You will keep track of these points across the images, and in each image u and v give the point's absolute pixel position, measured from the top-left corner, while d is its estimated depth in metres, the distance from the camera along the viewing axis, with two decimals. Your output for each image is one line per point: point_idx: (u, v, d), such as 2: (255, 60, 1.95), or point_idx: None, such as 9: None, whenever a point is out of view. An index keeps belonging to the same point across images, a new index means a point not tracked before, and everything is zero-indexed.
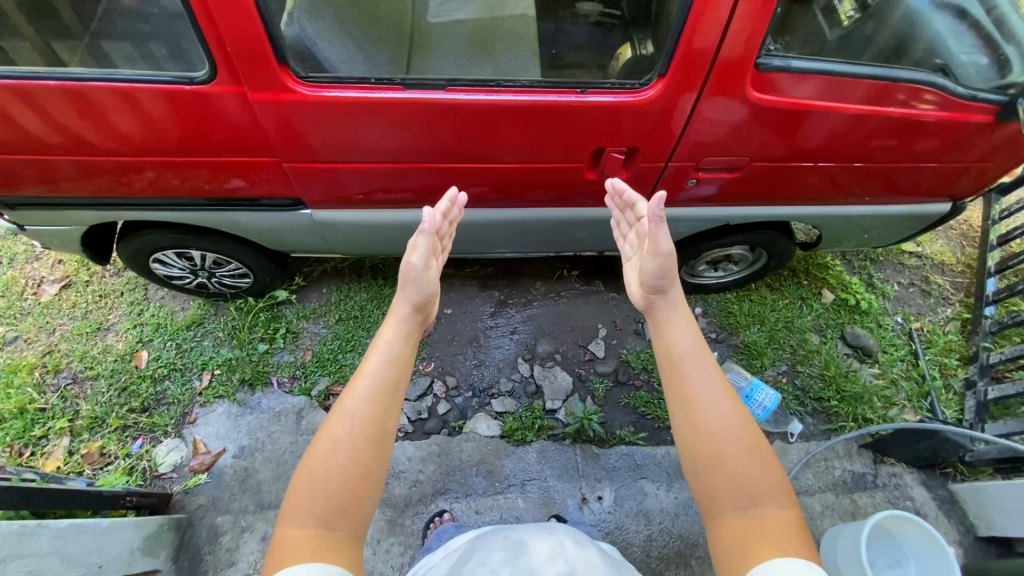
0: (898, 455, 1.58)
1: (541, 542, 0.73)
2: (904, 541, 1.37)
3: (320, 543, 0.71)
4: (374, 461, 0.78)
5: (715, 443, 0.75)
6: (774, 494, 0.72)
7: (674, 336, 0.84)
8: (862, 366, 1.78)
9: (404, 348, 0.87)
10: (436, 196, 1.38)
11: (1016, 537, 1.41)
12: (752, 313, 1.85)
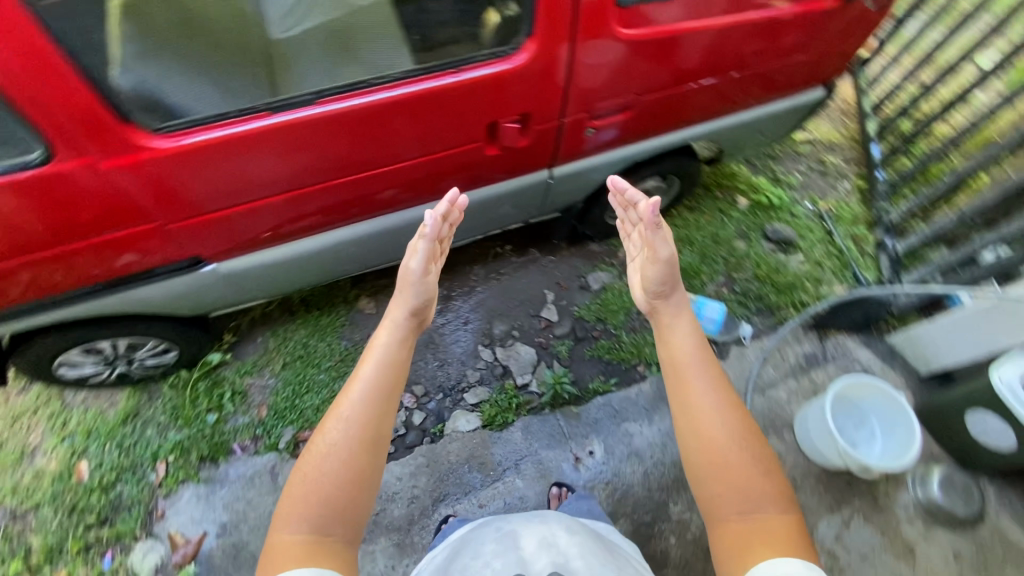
0: (838, 327, 1.73)
1: (532, 534, 0.75)
2: (864, 403, 1.50)
3: (313, 549, 0.72)
4: (367, 468, 0.79)
5: (720, 452, 0.76)
6: (773, 499, 0.74)
7: (678, 342, 0.85)
8: (788, 257, 1.90)
9: (400, 350, 0.88)
10: (344, 212, 1.32)
11: (951, 367, 1.56)
12: (681, 237, 1.92)
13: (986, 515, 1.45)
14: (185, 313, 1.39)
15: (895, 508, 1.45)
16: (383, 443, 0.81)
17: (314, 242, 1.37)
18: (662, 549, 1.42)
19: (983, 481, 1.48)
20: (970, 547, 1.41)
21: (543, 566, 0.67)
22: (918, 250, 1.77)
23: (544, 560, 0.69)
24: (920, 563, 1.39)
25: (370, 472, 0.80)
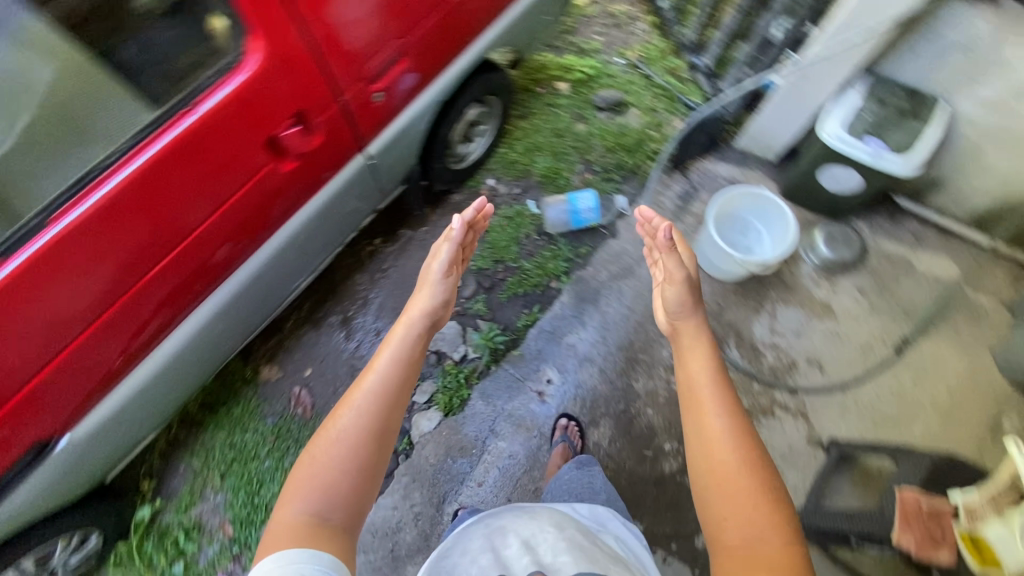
0: (691, 157, 1.84)
1: (520, 535, 0.86)
2: (744, 211, 1.63)
3: (314, 534, 0.75)
4: (369, 459, 0.83)
5: (726, 476, 0.76)
6: (776, 530, 0.71)
7: (696, 369, 0.90)
8: (625, 117, 1.95)
9: (413, 352, 0.98)
10: (185, 295, 1.17)
11: (788, 144, 1.72)
12: (527, 148, 1.92)
13: (869, 246, 1.65)
14: (82, 487, 1.25)
15: (804, 280, 1.62)
16: (389, 438, 0.87)
17: (188, 326, 1.22)
18: (647, 424, 1.51)
19: (854, 221, 1.68)
20: (867, 278, 1.62)
21: (525, 566, 0.79)
22: (723, 56, 1.87)
23: (526, 561, 0.80)
24: (840, 311, 1.58)
25: (372, 466, 0.84)
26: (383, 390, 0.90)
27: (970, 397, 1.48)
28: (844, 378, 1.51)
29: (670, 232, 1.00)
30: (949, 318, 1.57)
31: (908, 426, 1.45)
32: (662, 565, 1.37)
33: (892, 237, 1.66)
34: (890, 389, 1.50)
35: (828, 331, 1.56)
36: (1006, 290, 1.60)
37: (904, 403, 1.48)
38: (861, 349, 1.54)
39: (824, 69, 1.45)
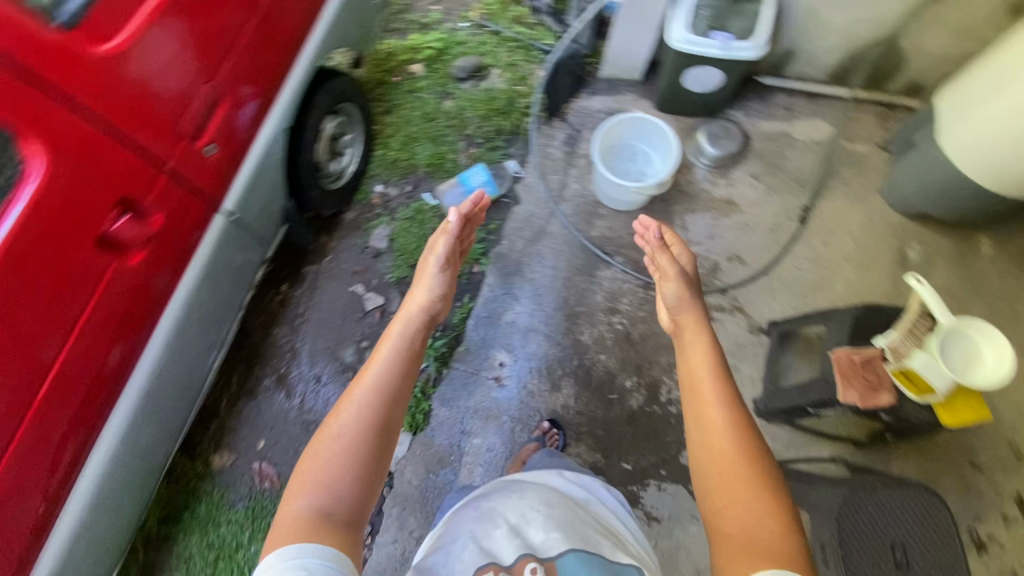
0: (564, 100, 1.82)
1: (510, 518, 0.85)
2: (627, 138, 1.64)
3: (319, 528, 0.69)
4: (374, 449, 0.78)
5: (726, 464, 0.71)
6: (777, 519, 0.65)
7: (696, 361, 0.85)
8: (489, 80, 1.89)
9: (413, 344, 0.93)
10: (85, 418, 1.06)
11: (647, 61, 1.73)
12: (404, 142, 1.84)
13: (749, 132, 1.70)
14: None
15: (702, 184, 1.66)
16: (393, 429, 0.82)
17: (103, 449, 1.11)
18: (605, 369, 1.53)
19: (730, 113, 1.72)
20: (757, 162, 1.68)
21: (514, 549, 0.79)
22: None
23: (516, 544, 0.81)
24: (742, 202, 1.64)
25: (377, 459, 0.78)
26: (385, 382, 0.84)
27: (873, 240, 1.59)
28: (764, 262, 1.58)
29: (660, 230, 1.06)
30: (836, 174, 1.66)
31: (830, 286, 1.55)
32: (659, 493, 1.42)
33: (767, 116, 1.72)
34: (806, 257, 1.58)
35: (738, 224, 1.62)
36: (877, 132, 1.70)
37: (821, 266, 1.57)
38: (771, 230, 1.61)
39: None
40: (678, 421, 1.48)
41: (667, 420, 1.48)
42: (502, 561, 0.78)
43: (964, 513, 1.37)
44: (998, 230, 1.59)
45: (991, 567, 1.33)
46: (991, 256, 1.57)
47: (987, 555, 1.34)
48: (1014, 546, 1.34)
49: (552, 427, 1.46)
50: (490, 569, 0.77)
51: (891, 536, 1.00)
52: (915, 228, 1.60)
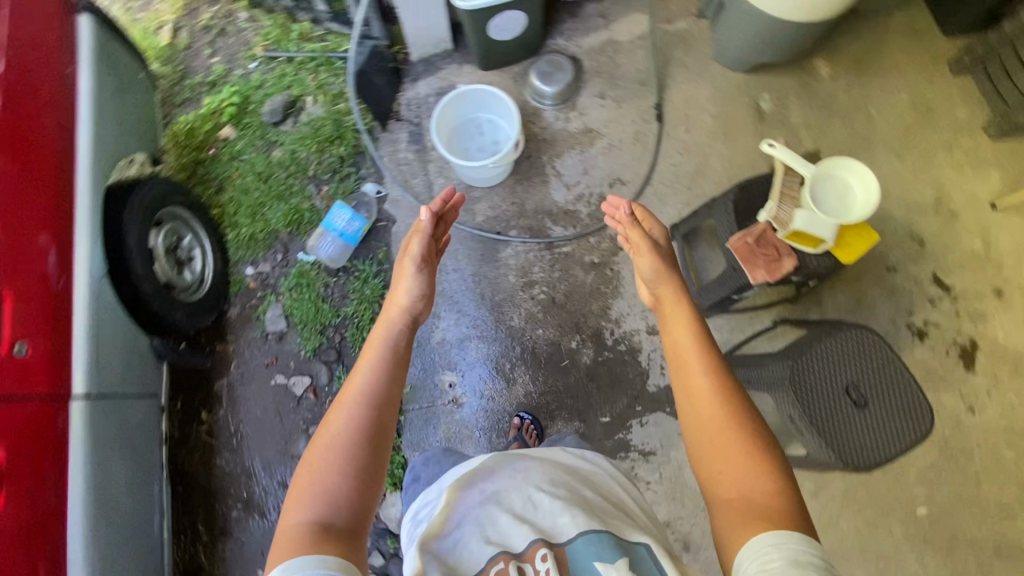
0: (390, 99, 1.69)
1: (519, 502, 0.79)
2: (464, 114, 1.57)
3: (321, 538, 0.66)
4: (368, 451, 0.75)
5: (716, 429, 0.70)
6: (771, 476, 0.65)
7: (676, 329, 0.83)
8: (306, 111, 1.74)
9: (397, 348, 0.88)
10: None
11: (450, 27, 1.64)
12: (251, 213, 1.69)
13: (577, 55, 1.66)
14: None
15: (557, 125, 1.63)
16: (388, 426, 0.79)
17: None
18: (547, 341, 1.52)
19: (551, 44, 1.67)
20: (596, 81, 1.65)
21: (527, 534, 0.75)
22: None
23: (526, 527, 0.76)
24: (600, 127, 1.62)
25: (374, 462, 0.74)
26: (377, 381, 0.81)
27: (728, 107, 1.61)
28: (642, 174, 1.58)
29: (631, 206, 0.99)
30: (671, 60, 1.65)
31: (709, 168, 1.57)
32: (644, 429, 1.45)
33: (587, 31, 1.68)
34: (677, 152, 1.59)
35: (604, 149, 1.61)
36: (689, 2, 1.69)
37: (694, 153, 1.59)
38: (636, 140, 1.61)
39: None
40: (632, 356, 1.50)
41: (623, 359, 1.49)
42: (513, 549, 0.74)
43: (898, 313, 1.47)
44: (827, 49, 1.65)
45: (936, 347, 1.46)
46: (831, 75, 1.63)
47: (929, 338, 1.46)
48: (947, 320, 1.47)
49: (525, 421, 1.44)
50: (502, 559, 0.72)
51: (852, 380, 1.05)
52: (758, 79, 1.63)
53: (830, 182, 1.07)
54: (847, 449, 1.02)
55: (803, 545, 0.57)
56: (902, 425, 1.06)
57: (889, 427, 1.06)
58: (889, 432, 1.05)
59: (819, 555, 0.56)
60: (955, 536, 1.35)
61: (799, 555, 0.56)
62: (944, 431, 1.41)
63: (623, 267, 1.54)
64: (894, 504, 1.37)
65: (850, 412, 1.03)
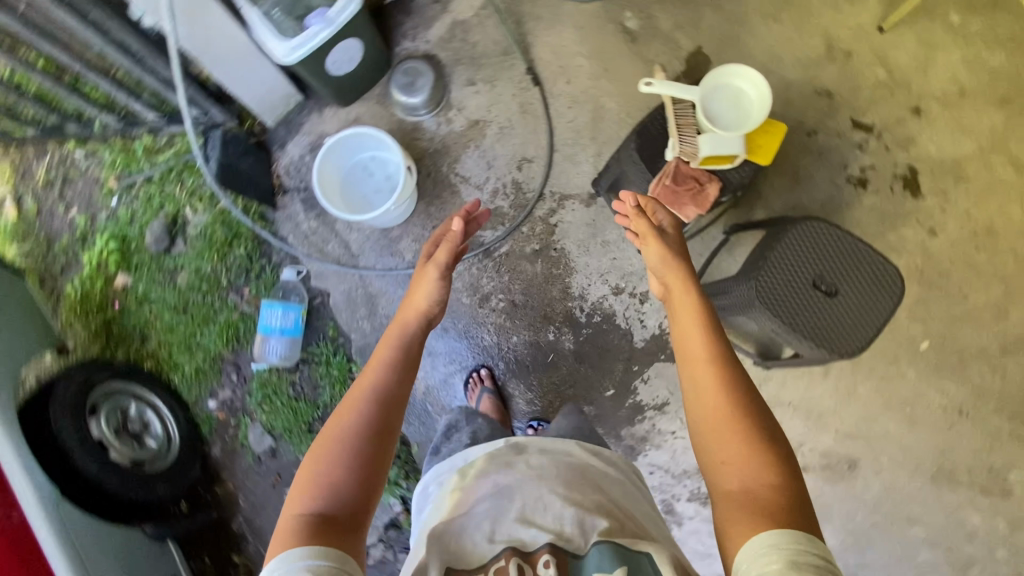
0: (267, 176, 1.57)
1: (533, 496, 0.78)
2: (347, 164, 1.45)
3: (322, 529, 0.70)
4: (373, 448, 0.79)
5: (723, 423, 0.75)
6: (773, 470, 0.70)
7: (687, 323, 0.85)
8: (191, 224, 1.62)
9: (410, 352, 0.92)
10: None
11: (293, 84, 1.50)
12: (186, 348, 1.59)
13: (431, 52, 1.56)
14: None
15: (442, 131, 1.54)
16: (393, 425, 0.83)
17: None
18: (525, 344, 1.48)
19: (399, 52, 1.56)
20: (461, 70, 1.55)
21: (538, 533, 0.74)
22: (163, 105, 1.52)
23: (538, 525, 0.75)
24: (484, 114, 1.54)
25: (373, 459, 0.78)
26: (388, 381, 0.85)
27: (598, 39, 1.52)
28: (544, 143, 1.52)
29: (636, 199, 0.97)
30: (522, 15, 1.55)
31: (604, 109, 1.51)
32: (649, 384, 1.44)
33: (430, 23, 1.57)
34: (568, 107, 1.52)
35: (498, 135, 1.53)
36: None
37: (584, 101, 1.51)
38: (524, 113, 1.53)
39: (197, 8, 1.15)
40: (609, 322, 1.47)
41: (602, 329, 1.47)
42: (520, 546, 0.73)
43: (835, 171, 1.46)
44: None
45: (881, 188, 1.45)
46: None
47: (872, 182, 1.45)
48: (881, 158, 1.46)
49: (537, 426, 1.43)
50: (506, 556, 0.72)
51: (825, 271, 1.04)
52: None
53: (722, 91, 1.04)
54: (812, 331, 1.01)
55: (802, 546, 0.61)
56: (882, 308, 1.04)
57: (867, 313, 1.04)
58: (866, 317, 1.03)
59: (818, 556, 0.60)
60: (963, 354, 1.38)
61: (798, 557, 0.60)
62: (917, 262, 1.42)
63: (565, 242, 1.50)
64: (899, 350, 1.39)
65: (817, 299, 1.02)
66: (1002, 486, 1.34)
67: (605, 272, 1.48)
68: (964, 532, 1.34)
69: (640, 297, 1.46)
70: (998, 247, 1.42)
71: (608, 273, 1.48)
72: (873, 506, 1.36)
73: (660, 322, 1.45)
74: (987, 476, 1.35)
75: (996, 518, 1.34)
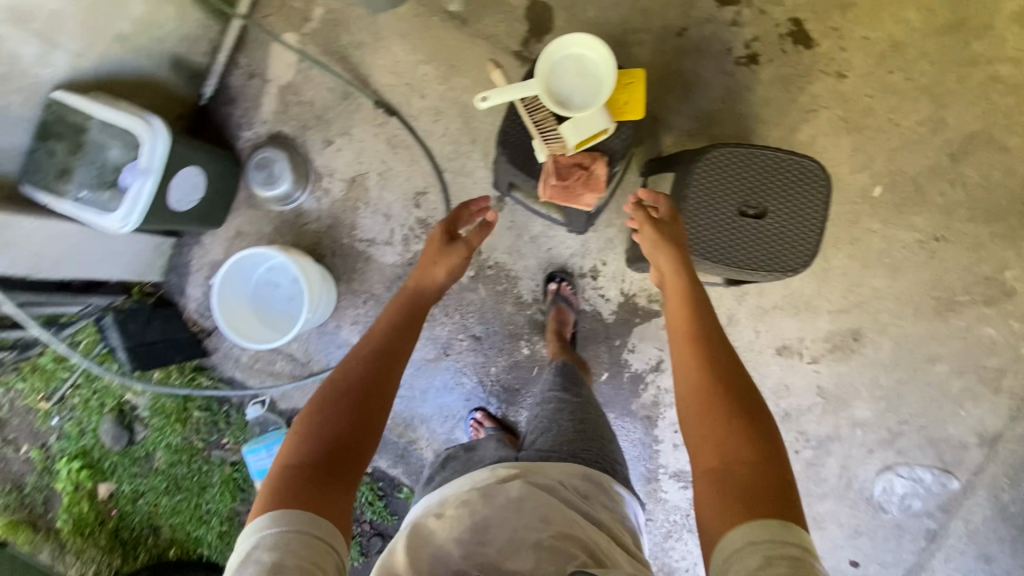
0: (183, 330, 1.48)
1: (505, 536, 0.76)
2: (251, 279, 1.31)
3: (304, 483, 0.71)
4: (366, 411, 0.80)
5: (707, 396, 0.76)
6: (755, 448, 0.70)
7: (681, 309, 0.86)
8: (140, 406, 1.56)
9: (409, 321, 0.93)
10: None
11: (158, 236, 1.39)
12: (198, 521, 1.54)
13: (275, 131, 1.43)
14: None
15: (325, 204, 1.44)
16: (384, 390, 0.83)
17: None
18: (504, 371, 1.44)
19: (243, 148, 1.44)
20: (313, 136, 1.43)
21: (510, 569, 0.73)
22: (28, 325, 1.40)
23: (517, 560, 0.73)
24: (358, 168, 1.42)
25: (355, 420, 0.79)
26: (382, 348, 0.87)
27: (429, 39, 1.38)
28: (428, 170, 1.41)
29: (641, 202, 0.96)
30: (343, 49, 1.40)
31: (468, 108, 1.38)
32: (637, 351, 1.39)
33: (258, 102, 1.43)
34: (433, 121, 1.39)
35: (380, 182, 1.42)
36: None
37: (446, 108, 1.39)
38: (393, 149, 1.41)
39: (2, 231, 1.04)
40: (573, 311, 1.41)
41: None
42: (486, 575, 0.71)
43: (722, 58, 1.34)
44: None
45: (773, 53, 1.33)
46: None
47: (762, 52, 1.33)
48: (762, 22, 1.33)
49: (562, 283, 1.38)
50: None
51: (752, 194, 0.96)
52: None
53: (563, 65, 0.93)
54: (725, 257, 0.96)
55: (780, 538, 0.61)
56: (816, 219, 0.95)
57: (801, 228, 0.95)
58: (800, 232, 0.94)
59: (793, 547, 0.60)
60: (918, 181, 1.31)
61: (772, 550, 0.60)
62: (838, 112, 1.32)
63: (496, 255, 1.41)
64: (856, 207, 1.32)
65: (736, 226, 0.96)
66: (1003, 290, 1.31)
67: (546, 266, 1.40)
68: (985, 349, 1.31)
69: (590, 274, 1.39)
70: (909, 60, 1.32)
71: (549, 266, 1.40)
72: (891, 365, 1.33)
73: (620, 289, 1.39)
74: (986, 288, 1.31)
75: (1009, 321, 1.31)
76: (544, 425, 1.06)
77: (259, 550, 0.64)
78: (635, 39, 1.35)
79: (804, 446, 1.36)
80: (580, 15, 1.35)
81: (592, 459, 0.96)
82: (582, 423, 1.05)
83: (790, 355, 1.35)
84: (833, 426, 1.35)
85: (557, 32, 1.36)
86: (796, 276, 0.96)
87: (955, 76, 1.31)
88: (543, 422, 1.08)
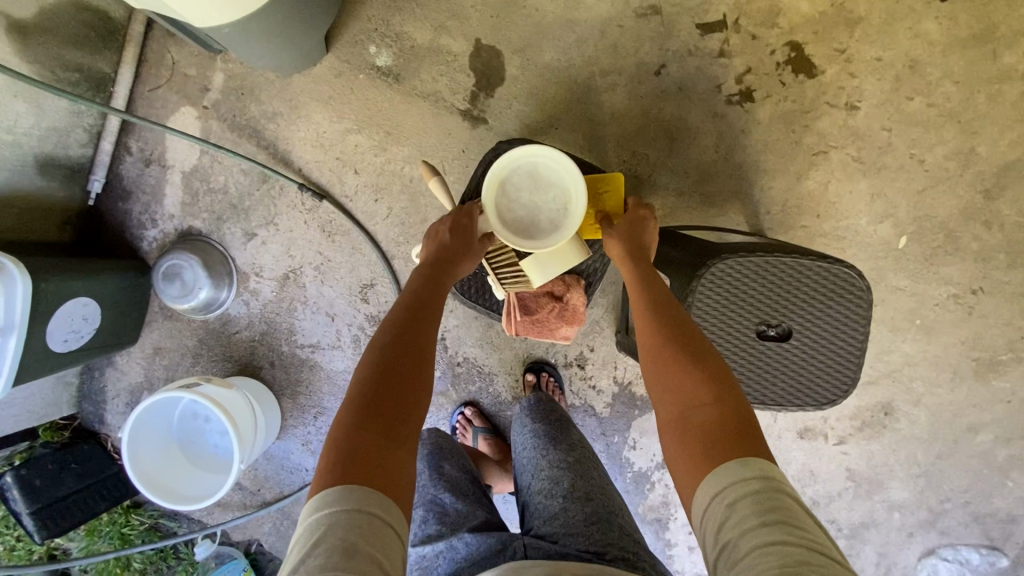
0: (108, 468, 1.23)
1: None
2: (180, 403, 1.11)
3: (365, 459, 0.52)
4: (414, 366, 0.61)
5: (662, 349, 0.62)
6: (707, 386, 0.57)
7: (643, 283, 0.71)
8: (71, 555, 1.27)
9: (446, 275, 0.74)
10: None
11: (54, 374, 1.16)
12: None
13: (184, 227, 1.19)
14: None
15: (256, 308, 1.21)
16: (426, 342, 0.64)
17: None
18: None
19: (148, 251, 1.19)
20: (231, 228, 1.18)
21: None
22: None
23: None
24: (289, 262, 1.19)
25: (407, 377, 0.59)
26: (420, 303, 0.68)
27: (356, 103, 1.14)
28: (373, 259, 1.18)
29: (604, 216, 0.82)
30: (254, 123, 1.15)
31: (412, 184, 1.15)
32: (638, 445, 1.20)
33: (160, 194, 1.18)
34: (374, 201, 1.16)
35: (318, 276, 1.19)
36: (187, 45, 1.13)
37: (387, 184, 1.15)
38: (327, 236, 1.18)
39: None
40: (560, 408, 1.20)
41: None
42: None
43: (710, 98, 1.11)
44: None
45: (770, 86, 1.10)
46: None
47: (757, 87, 1.10)
48: (754, 49, 1.10)
49: (541, 374, 1.17)
50: None
51: (774, 310, 0.78)
52: (343, 37, 1.12)
53: (514, 188, 0.78)
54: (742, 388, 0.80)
55: (738, 479, 0.50)
56: (850, 333, 0.79)
57: (830, 348, 0.79)
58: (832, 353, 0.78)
59: (756, 479, 0.49)
60: (947, 226, 1.11)
61: (734, 491, 0.49)
62: (852, 151, 1.11)
63: (464, 350, 1.19)
64: (878, 264, 1.12)
65: (754, 349, 0.79)
66: None
67: (524, 358, 1.19)
68: None
69: (576, 363, 1.18)
70: (931, 81, 1.09)
71: (527, 357, 1.19)
72: (927, 440, 1.16)
73: (613, 377, 1.18)
74: None
75: None
76: (549, 509, 0.76)
77: (324, 542, 0.47)
78: (604, 83, 1.11)
79: (836, 536, 1.20)
80: (537, 60, 1.11)
81: (620, 558, 0.68)
82: (594, 505, 0.75)
83: (814, 438, 1.17)
84: (867, 512, 1.19)
85: (511, 82, 1.12)
86: (839, 400, 0.81)
87: (985, 97, 1.09)
88: (546, 504, 0.77)
